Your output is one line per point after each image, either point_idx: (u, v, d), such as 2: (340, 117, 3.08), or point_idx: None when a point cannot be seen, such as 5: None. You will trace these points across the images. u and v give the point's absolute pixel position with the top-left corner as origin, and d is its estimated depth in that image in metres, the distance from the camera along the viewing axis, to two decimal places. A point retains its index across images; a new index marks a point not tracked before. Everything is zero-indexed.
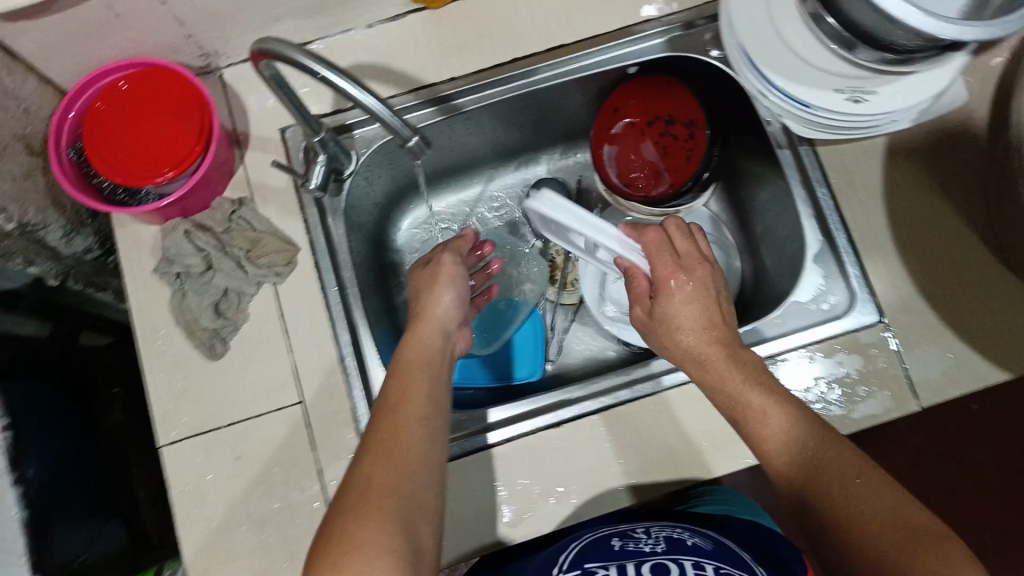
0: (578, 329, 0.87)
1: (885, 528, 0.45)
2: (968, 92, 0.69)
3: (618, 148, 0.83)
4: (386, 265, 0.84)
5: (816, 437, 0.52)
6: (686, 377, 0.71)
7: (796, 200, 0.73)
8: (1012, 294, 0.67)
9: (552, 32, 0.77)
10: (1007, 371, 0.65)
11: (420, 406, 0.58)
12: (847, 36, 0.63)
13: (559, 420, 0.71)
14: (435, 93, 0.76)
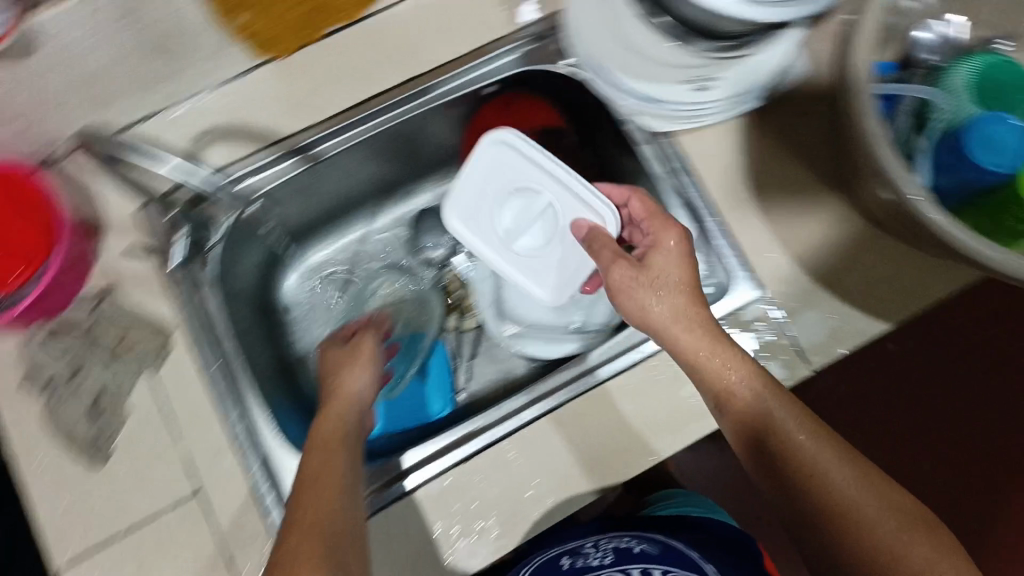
0: (483, 352, 0.87)
1: (877, 521, 0.50)
2: (810, 64, 0.70)
3: None
4: (275, 327, 0.83)
5: (808, 424, 0.55)
6: (586, 385, 0.71)
7: (665, 194, 0.73)
8: (878, 247, 0.69)
9: (402, 65, 0.75)
10: (884, 320, 0.67)
11: (339, 472, 0.58)
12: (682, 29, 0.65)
13: (472, 452, 0.69)
14: (293, 144, 0.73)
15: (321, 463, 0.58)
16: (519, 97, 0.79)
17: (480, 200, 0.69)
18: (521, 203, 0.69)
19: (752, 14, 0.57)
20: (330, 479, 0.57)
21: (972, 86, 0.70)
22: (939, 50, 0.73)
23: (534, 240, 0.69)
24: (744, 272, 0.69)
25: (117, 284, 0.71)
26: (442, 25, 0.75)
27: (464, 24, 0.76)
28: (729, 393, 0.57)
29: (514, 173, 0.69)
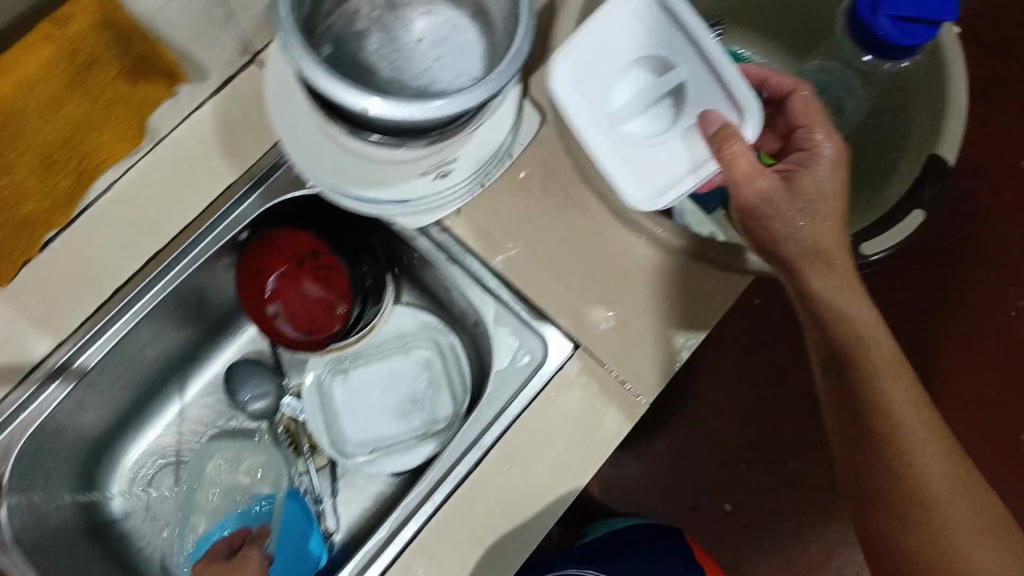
0: (347, 483, 0.81)
1: (953, 493, 0.60)
2: (534, 119, 0.72)
3: (283, 303, 0.77)
4: (110, 546, 0.78)
5: (916, 397, 0.62)
6: (438, 499, 0.68)
7: (459, 279, 0.74)
8: (662, 267, 0.71)
9: (140, 245, 0.70)
10: (693, 334, 0.70)
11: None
12: (394, 137, 0.61)
13: None
14: (50, 367, 0.69)
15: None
16: (282, 233, 0.76)
17: (594, 80, 0.61)
18: (653, 77, 0.61)
19: (439, 110, 0.56)
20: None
21: None
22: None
23: (649, 128, 0.61)
24: (550, 330, 0.71)
25: None
26: (171, 188, 0.71)
27: (194, 180, 0.71)
28: (849, 349, 0.62)
29: (649, 43, 0.60)
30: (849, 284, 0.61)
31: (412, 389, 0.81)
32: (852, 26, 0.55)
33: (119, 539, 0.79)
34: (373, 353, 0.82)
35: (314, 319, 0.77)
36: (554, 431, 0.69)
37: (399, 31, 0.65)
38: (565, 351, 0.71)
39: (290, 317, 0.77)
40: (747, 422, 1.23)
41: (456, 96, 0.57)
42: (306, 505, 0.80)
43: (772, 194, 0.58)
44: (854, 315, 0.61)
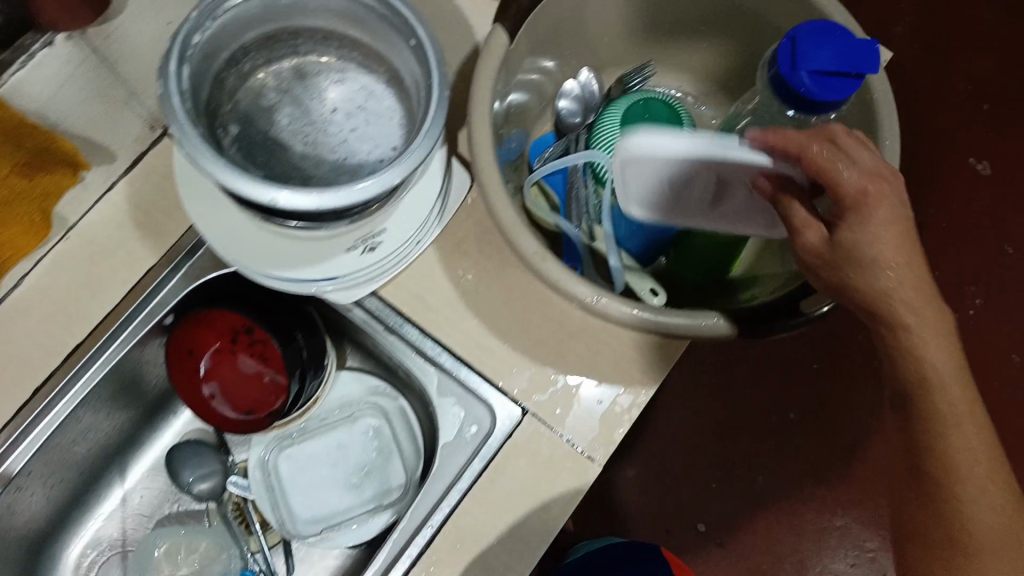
0: (303, 558, 0.78)
1: (1003, 543, 0.57)
2: (461, 182, 0.70)
3: (218, 379, 0.73)
4: None
5: (984, 448, 0.56)
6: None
7: (399, 347, 0.72)
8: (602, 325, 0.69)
9: (55, 340, 0.66)
10: (643, 390, 0.68)
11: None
12: (316, 222, 0.58)
13: None
14: None
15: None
16: (212, 312, 0.72)
17: (646, 191, 0.58)
18: (681, 177, 0.56)
19: (355, 197, 0.53)
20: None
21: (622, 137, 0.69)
22: (580, 108, 0.74)
23: (711, 193, 0.58)
24: (496, 395, 0.69)
25: None
26: (84, 277, 0.67)
27: (110, 265, 0.68)
28: (918, 389, 0.54)
29: (651, 171, 0.55)
30: (923, 322, 0.51)
31: (363, 459, 0.79)
32: (774, 82, 0.56)
33: None
34: (318, 426, 0.79)
35: (253, 397, 0.73)
36: (509, 498, 0.66)
37: (311, 102, 0.61)
38: (513, 418, 0.68)
39: (226, 394, 0.73)
40: (713, 441, 1.23)
41: (374, 179, 0.54)
42: None
43: (823, 249, 0.51)
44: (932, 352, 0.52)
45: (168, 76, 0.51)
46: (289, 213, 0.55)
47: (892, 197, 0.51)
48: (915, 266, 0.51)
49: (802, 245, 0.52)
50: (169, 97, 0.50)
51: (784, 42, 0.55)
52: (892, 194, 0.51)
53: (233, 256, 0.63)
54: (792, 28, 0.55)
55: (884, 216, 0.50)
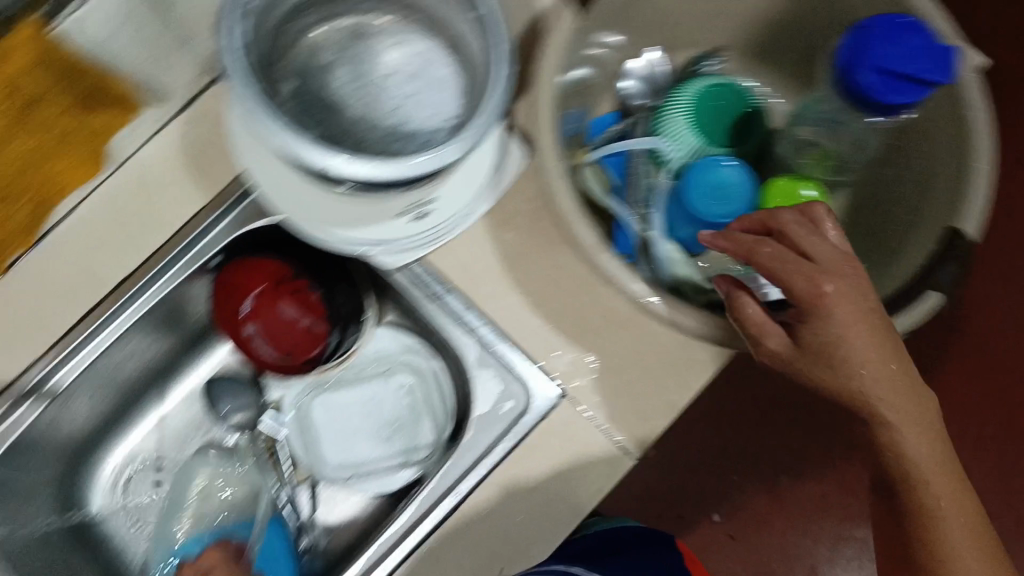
0: (326, 500, 0.79)
1: None
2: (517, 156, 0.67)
3: (262, 320, 0.76)
4: (94, 546, 0.80)
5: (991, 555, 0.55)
6: (425, 532, 0.66)
7: (437, 312, 0.70)
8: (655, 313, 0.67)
9: (104, 270, 0.68)
10: (692, 387, 0.66)
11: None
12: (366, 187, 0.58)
13: None
14: (23, 387, 0.69)
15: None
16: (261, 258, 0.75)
17: None
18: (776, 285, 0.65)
19: (411, 172, 0.52)
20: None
21: (687, 124, 0.67)
22: (648, 90, 0.71)
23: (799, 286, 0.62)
24: (535, 377, 0.67)
25: None
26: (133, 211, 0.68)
27: (161, 202, 0.69)
28: None
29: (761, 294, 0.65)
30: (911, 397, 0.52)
31: (394, 413, 0.79)
32: (840, 74, 0.57)
33: (104, 538, 0.81)
34: (354, 377, 0.80)
35: (292, 341, 0.76)
36: (540, 475, 0.66)
37: (369, 62, 0.61)
38: (550, 400, 0.66)
39: (270, 335, 0.76)
40: (744, 428, 1.21)
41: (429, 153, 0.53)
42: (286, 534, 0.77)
43: (783, 354, 0.53)
44: (913, 434, 0.52)
45: (223, 34, 0.50)
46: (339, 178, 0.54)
47: (852, 290, 0.51)
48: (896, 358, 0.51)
49: (764, 350, 0.53)
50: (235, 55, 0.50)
51: (855, 33, 0.56)
52: (848, 279, 0.51)
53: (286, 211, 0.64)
54: (867, 20, 0.56)
55: (843, 313, 0.50)
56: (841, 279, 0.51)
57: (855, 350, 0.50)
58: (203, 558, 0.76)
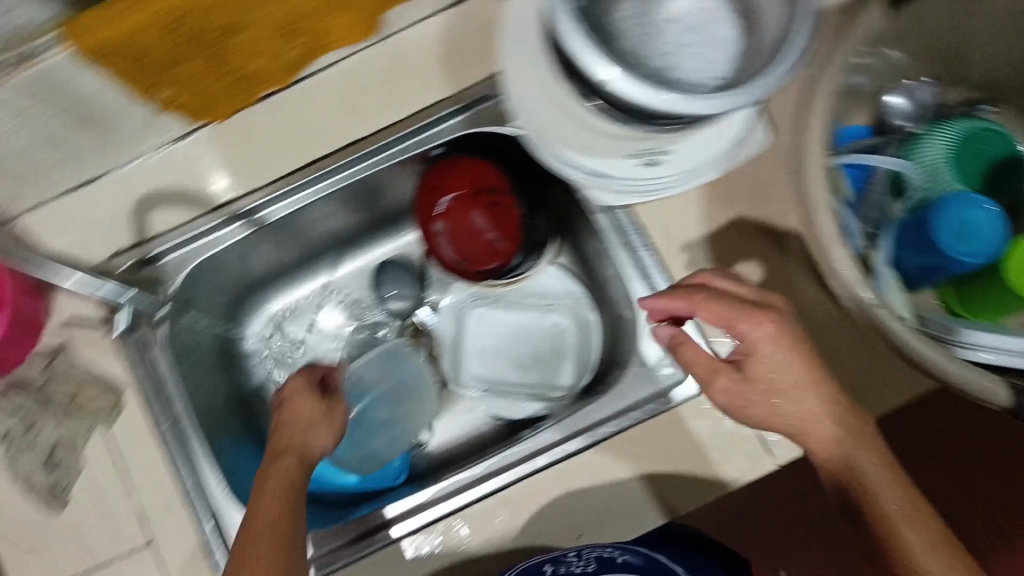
0: (448, 407, 0.84)
1: None
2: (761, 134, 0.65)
3: (450, 222, 0.80)
4: (240, 373, 0.86)
5: None
6: (549, 459, 0.68)
7: (622, 262, 0.72)
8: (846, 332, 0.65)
9: (340, 129, 0.73)
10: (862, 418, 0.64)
11: (291, 513, 0.59)
12: (617, 113, 0.59)
13: (445, 513, 0.67)
14: (236, 209, 0.74)
15: (274, 501, 0.59)
16: (476, 161, 0.76)
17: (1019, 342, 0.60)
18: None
19: (677, 108, 0.53)
20: (268, 547, 0.56)
21: (944, 161, 0.66)
22: (914, 118, 0.70)
23: None
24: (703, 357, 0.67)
25: (68, 343, 0.73)
26: (383, 84, 0.72)
27: (408, 83, 0.72)
28: None
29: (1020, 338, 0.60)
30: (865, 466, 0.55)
31: (539, 348, 0.83)
32: None
33: (249, 369, 0.87)
34: (513, 302, 0.84)
35: (472, 249, 0.80)
36: (675, 447, 0.66)
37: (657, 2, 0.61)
38: None
39: (453, 238, 0.80)
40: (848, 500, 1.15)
41: (699, 97, 0.53)
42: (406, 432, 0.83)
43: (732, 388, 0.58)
44: (875, 505, 0.54)
45: None
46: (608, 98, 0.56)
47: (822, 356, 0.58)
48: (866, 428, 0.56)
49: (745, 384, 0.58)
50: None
51: None
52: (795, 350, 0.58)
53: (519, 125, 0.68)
54: None
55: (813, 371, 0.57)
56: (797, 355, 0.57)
57: (825, 413, 0.56)
58: (286, 387, 0.70)
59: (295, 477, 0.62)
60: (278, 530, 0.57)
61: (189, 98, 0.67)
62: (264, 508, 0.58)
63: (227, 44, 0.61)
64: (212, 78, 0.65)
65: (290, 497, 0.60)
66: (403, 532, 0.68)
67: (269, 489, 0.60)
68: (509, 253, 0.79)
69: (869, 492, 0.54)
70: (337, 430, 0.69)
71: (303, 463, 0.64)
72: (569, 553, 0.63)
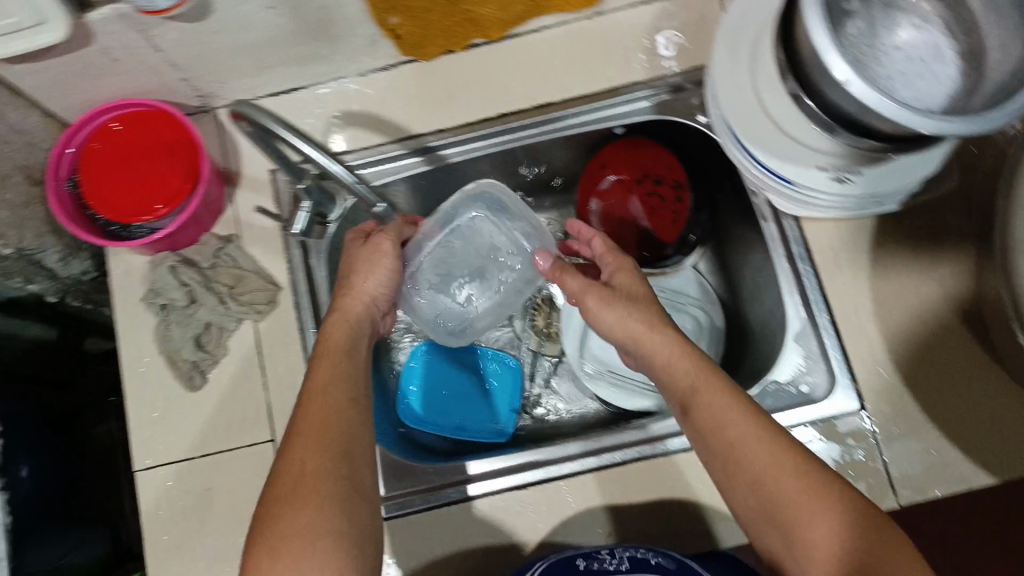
0: (557, 382, 0.88)
1: None
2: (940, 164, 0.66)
3: (605, 203, 0.82)
4: None
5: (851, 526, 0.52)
6: (669, 448, 0.71)
7: (779, 274, 0.73)
8: (987, 391, 0.68)
9: (537, 89, 0.76)
10: (991, 474, 0.66)
11: (348, 387, 0.62)
12: (826, 120, 0.61)
13: (537, 479, 0.71)
14: (422, 143, 0.77)
15: (327, 374, 0.62)
16: (654, 147, 0.79)
17: None
18: None
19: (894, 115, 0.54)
20: (323, 412, 0.59)
21: None
22: None
23: None
24: (846, 380, 0.70)
25: (239, 235, 0.77)
26: (585, 58, 0.76)
27: (611, 58, 0.76)
28: None
29: None
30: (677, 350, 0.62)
31: None
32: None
33: None
34: None
35: (623, 233, 0.83)
36: None
37: (882, 30, 0.63)
38: (849, 406, 0.70)
39: (604, 218, 0.82)
40: None
41: (918, 112, 0.54)
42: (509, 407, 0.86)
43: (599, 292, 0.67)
44: (803, 511, 0.53)
45: None
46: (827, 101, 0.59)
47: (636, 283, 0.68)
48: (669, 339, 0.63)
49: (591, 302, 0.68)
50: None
51: None
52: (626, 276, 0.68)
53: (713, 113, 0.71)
54: None
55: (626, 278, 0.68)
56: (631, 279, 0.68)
57: (727, 430, 0.56)
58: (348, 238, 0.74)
59: (347, 348, 0.66)
60: (332, 402, 0.60)
61: (414, 27, 0.72)
62: (321, 382, 0.62)
63: None
64: (442, 12, 0.70)
65: (345, 368, 0.64)
66: (479, 492, 0.71)
67: (327, 354, 0.64)
68: (655, 245, 0.82)
69: (792, 508, 0.53)
70: (393, 272, 0.71)
71: (361, 315, 0.70)
72: (602, 551, 0.62)
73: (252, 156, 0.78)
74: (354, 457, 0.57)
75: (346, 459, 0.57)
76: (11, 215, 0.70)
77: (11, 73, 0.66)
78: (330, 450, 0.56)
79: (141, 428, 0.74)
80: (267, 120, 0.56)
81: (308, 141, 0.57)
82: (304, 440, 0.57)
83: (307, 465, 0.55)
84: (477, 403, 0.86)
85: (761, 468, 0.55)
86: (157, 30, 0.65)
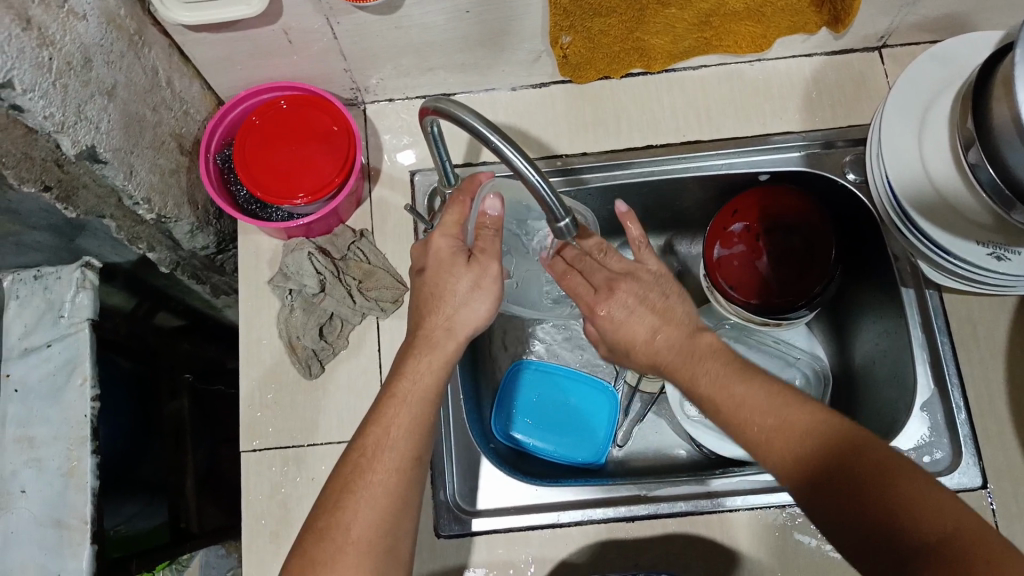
0: (653, 421, 0.85)
1: (863, 467, 0.49)
2: None
3: (728, 249, 0.78)
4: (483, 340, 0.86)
5: (789, 419, 0.53)
6: (760, 502, 0.70)
7: (912, 342, 0.72)
8: None
9: (689, 125, 0.77)
10: None
11: (411, 442, 0.56)
12: (1007, 195, 0.60)
13: (618, 516, 0.70)
14: (565, 164, 0.77)
15: (401, 428, 0.56)
16: (797, 197, 0.75)
17: None
18: None
19: None
20: (378, 477, 0.54)
21: None
22: None
23: None
24: (972, 456, 0.69)
25: (370, 231, 0.77)
26: (735, 103, 0.77)
27: (767, 103, 0.77)
28: None
29: None
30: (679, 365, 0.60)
31: None
32: None
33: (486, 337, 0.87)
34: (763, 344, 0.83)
35: (743, 280, 0.78)
36: None
37: None
38: (973, 482, 0.68)
39: (722, 264, 0.78)
40: None
41: None
42: (602, 439, 0.82)
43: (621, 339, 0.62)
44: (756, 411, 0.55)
45: None
46: (1001, 167, 0.59)
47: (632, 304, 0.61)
48: (663, 342, 0.60)
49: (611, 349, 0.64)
50: (1010, 44, 0.61)
51: None
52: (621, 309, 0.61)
53: (876, 189, 0.72)
54: None
55: (623, 322, 0.61)
56: (621, 307, 0.61)
57: (688, 359, 0.59)
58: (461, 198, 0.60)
59: (432, 393, 0.57)
60: (399, 460, 0.55)
61: (582, 48, 0.71)
62: (393, 431, 0.56)
63: (653, 13, 0.67)
64: (617, 37, 0.70)
65: (419, 419, 0.56)
66: (502, 527, 0.70)
67: (406, 401, 0.57)
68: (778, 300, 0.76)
69: (751, 421, 0.55)
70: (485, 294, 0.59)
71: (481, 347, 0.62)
72: None
73: (396, 156, 0.79)
74: (403, 522, 0.54)
75: (391, 532, 0.53)
76: (159, 179, 0.71)
77: (192, 41, 0.67)
78: (377, 522, 0.53)
79: (250, 409, 0.73)
80: (461, 119, 0.51)
81: (486, 126, 0.51)
82: (353, 501, 0.53)
83: (352, 536, 0.52)
84: (567, 421, 0.83)
85: (718, 389, 0.57)
86: (343, 18, 0.65)
